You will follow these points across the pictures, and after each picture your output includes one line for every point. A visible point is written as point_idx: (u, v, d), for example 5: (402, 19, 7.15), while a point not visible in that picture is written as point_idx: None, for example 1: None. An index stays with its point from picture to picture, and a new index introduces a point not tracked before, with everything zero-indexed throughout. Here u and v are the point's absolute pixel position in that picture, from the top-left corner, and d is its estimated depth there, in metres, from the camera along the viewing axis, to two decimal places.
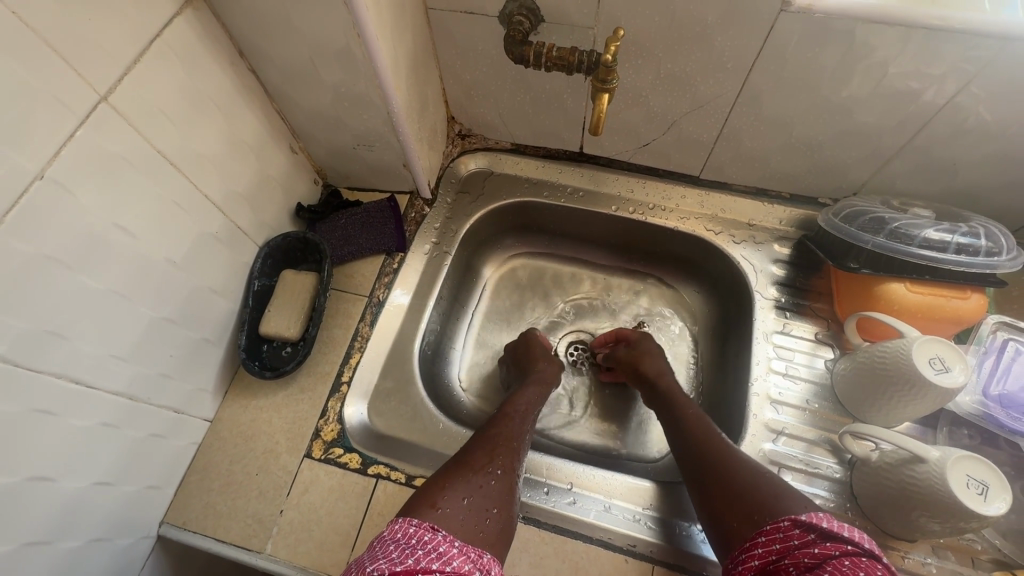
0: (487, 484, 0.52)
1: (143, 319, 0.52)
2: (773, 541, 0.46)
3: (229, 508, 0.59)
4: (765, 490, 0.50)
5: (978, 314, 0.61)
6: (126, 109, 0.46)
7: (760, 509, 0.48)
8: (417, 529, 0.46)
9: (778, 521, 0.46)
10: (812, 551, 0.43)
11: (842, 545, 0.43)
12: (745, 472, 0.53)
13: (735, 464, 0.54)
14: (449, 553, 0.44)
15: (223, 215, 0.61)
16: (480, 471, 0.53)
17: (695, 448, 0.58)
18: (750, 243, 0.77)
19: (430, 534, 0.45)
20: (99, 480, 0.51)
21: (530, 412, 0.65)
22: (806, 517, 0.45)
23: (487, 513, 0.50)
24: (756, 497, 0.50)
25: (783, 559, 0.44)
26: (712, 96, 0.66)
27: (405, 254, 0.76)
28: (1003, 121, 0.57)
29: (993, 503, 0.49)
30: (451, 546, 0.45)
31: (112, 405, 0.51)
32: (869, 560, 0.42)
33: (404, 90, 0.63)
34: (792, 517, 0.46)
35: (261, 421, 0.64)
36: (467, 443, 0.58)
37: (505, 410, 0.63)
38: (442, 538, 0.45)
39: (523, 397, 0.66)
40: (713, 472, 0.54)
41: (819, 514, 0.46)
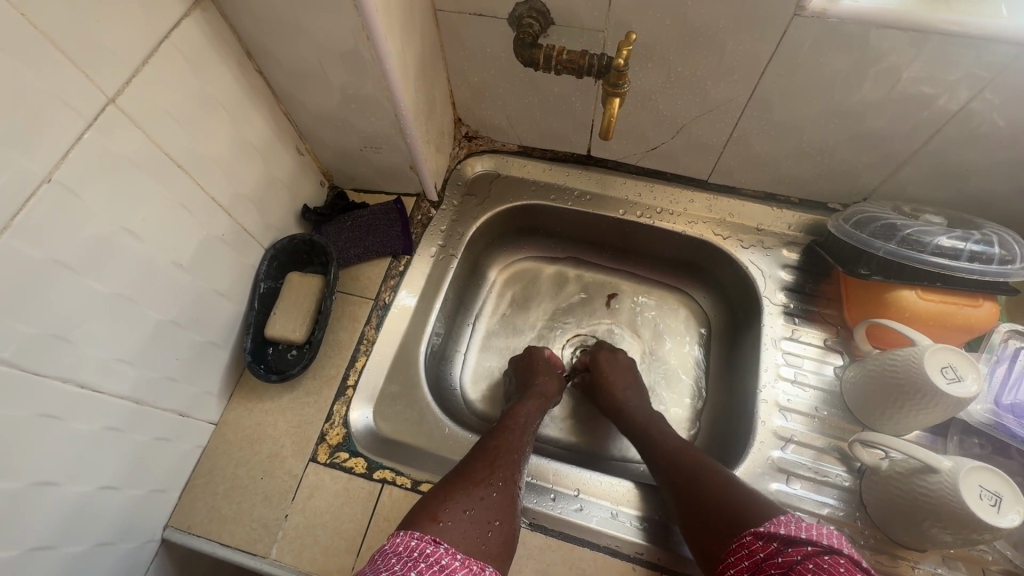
0: (488, 496, 0.52)
1: (149, 323, 0.52)
2: (741, 558, 0.46)
3: (234, 511, 0.59)
4: (732, 499, 0.51)
5: (990, 322, 0.60)
6: (134, 112, 0.46)
7: (723, 521, 0.49)
8: (418, 542, 0.45)
9: (741, 537, 0.47)
10: (777, 560, 0.43)
11: (803, 548, 0.43)
12: (718, 481, 0.53)
13: (709, 476, 0.54)
14: (451, 566, 0.44)
15: (230, 217, 0.60)
16: (480, 482, 0.53)
17: (698, 458, 0.57)
18: (759, 248, 0.77)
19: (432, 547, 0.45)
20: (103, 485, 0.50)
21: (530, 424, 0.64)
22: (766, 527, 0.46)
23: (489, 526, 0.50)
24: (721, 509, 0.50)
25: (755, 574, 0.44)
26: (722, 100, 0.65)
27: (411, 257, 0.75)
28: (1018, 127, 0.57)
29: (1006, 515, 0.48)
30: (453, 559, 0.45)
31: (118, 409, 0.50)
32: (830, 556, 0.42)
33: (411, 92, 0.63)
34: (754, 531, 0.46)
35: (267, 424, 0.64)
36: (467, 456, 0.58)
37: (505, 422, 0.63)
38: (445, 551, 0.45)
39: (523, 409, 0.66)
40: (688, 485, 0.55)
41: (779, 520, 0.47)
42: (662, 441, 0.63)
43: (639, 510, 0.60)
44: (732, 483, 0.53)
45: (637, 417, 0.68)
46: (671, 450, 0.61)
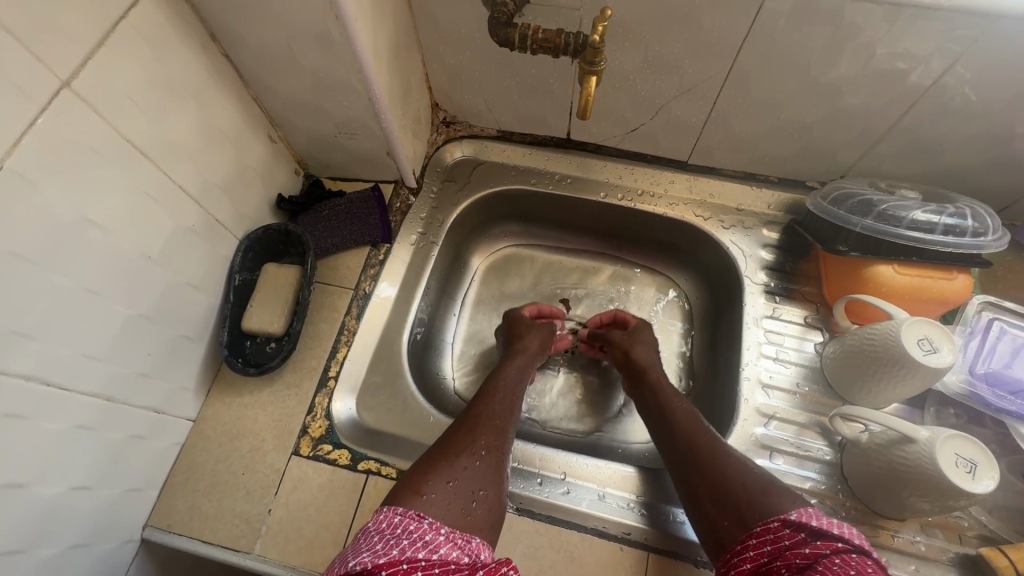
0: (472, 466, 0.52)
1: (119, 317, 0.50)
2: (763, 543, 0.45)
3: (216, 508, 0.58)
4: (752, 484, 0.50)
5: (964, 294, 0.61)
6: (91, 96, 0.44)
7: (747, 507, 0.48)
8: (402, 518, 0.45)
9: (767, 522, 0.46)
10: (803, 551, 0.42)
11: (832, 543, 0.42)
12: (733, 464, 0.53)
13: (726, 459, 0.54)
14: (435, 541, 0.43)
15: (200, 207, 0.58)
16: (463, 453, 0.52)
17: (688, 437, 0.58)
18: (740, 228, 0.77)
19: (415, 522, 0.44)
20: (77, 485, 0.49)
21: (513, 388, 0.64)
22: (795, 516, 0.45)
23: (473, 496, 0.50)
24: (745, 490, 0.50)
25: (774, 560, 0.43)
26: (700, 79, 0.65)
27: (391, 245, 0.74)
28: (989, 100, 0.57)
29: (981, 481, 0.50)
30: (437, 534, 0.44)
31: (88, 407, 0.49)
32: (858, 556, 0.40)
33: (385, 74, 0.61)
34: (782, 517, 0.46)
35: (247, 419, 0.62)
36: (449, 427, 0.57)
37: (488, 389, 0.63)
38: (429, 526, 0.44)
39: (507, 375, 0.66)
40: (699, 465, 0.55)
41: (808, 511, 0.46)
42: (669, 415, 0.62)
43: (637, 493, 0.61)
44: (751, 467, 0.52)
45: (644, 391, 0.67)
46: (682, 427, 0.59)
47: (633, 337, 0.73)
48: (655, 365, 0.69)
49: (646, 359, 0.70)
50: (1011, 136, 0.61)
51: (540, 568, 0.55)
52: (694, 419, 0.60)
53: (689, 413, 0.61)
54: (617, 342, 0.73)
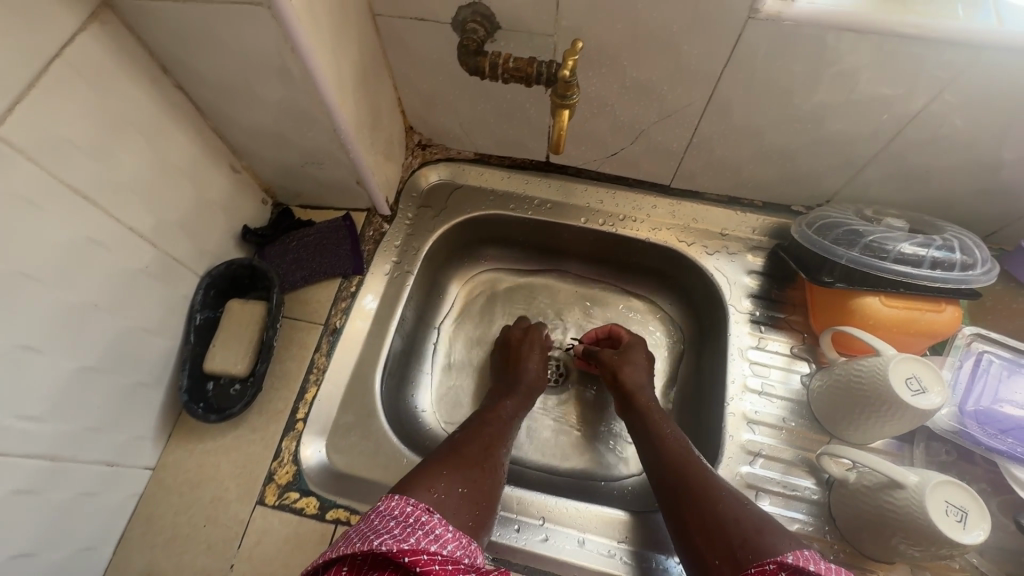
0: (479, 477, 0.52)
1: (63, 371, 0.47)
2: (764, 569, 0.42)
3: (174, 564, 0.55)
4: (746, 522, 0.48)
5: (952, 327, 0.60)
6: (22, 141, 0.41)
7: (741, 545, 0.46)
8: (414, 509, 0.43)
9: (763, 563, 0.43)
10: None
11: None
12: (728, 501, 0.51)
13: (719, 494, 0.52)
14: (445, 537, 0.41)
15: (155, 246, 0.55)
16: (472, 463, 0.53)
17: (682, 469, 0.56)
18: (724, 254, 0.75)
19: (427, 516, 0.43)
20: (18, 552, 0.46)
21: (512, 416, 0.65)
22: (793, 558, 0.42)
23: (477, 506, 0.49)
24: (739, 528, 0.47)
25: None
26: (680, 105, 0.62)
27: (363, 276, 0.71)
28: (976, 129, 0.56)
29: (971, 531, 0.48)
30: (447, 529, 0.42)
31: (29, 469, 0.45)
32: None
33: (350, 103, 0.58)
34: (777, 559, 0.42)
35: (209, 466, 0.59)
36: (452, 440, 0.57)
37: (489, 414, 0.64)
38: (438, 521, 0.43)
39: (509, 404, 0.66)
40: (693, 499, 0.53)
41: (806, 555, 0.43)
42: (661, 445, 0.60)
43: (621, 538, 0.58)
44: (746, 504, 0.50)
45: (635, 420, 0.65)
46: (675, 460, 0.57)
47: (623, 357, 0.71)
48: (645, 389, 0.68)
49: (636, 380, 0.69)
50: (1000, 164, 0.59)
51: None
52: (686, 449, 0.58)
53: (681, 443, 0.60)
54: (608, 362, 0.71)
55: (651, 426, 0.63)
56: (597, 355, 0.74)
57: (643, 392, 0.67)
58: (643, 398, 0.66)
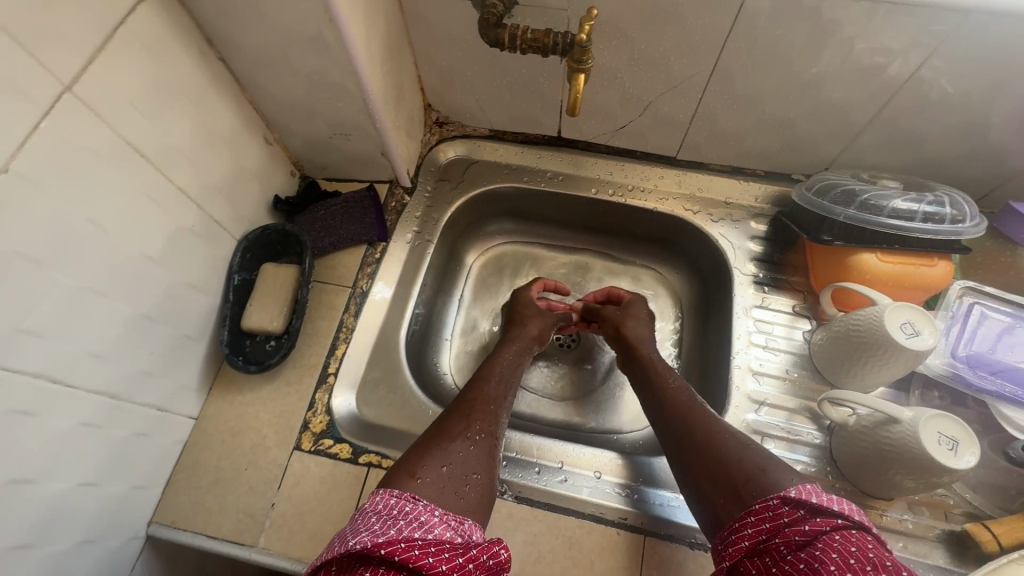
0: (467, 453, 0.52)
1: (121, 316, 0.51)
2: (762, 521, 0.44)
3: (219, 504, 0.59)
4: (749, 462, 0.50)
5: (945, 280, 0.63)
6: (91, 100, 0.45)
7: (745, 483, 0.48)
8: (398, 500, 0.45)
9: (766, 500, 0.45)
10: (802, 528, 0.42)
11: (833, 520, 0.42)
12: (731, 443, 0.53)
13: (724, 437, 0.54)
14: (430, 522, 0.43)
15: (199, 208, 0.59)
16: (458, 441, 0.53)
17: (685, 417, 0.58)
18: (728, 221, 0.79)
19: (411, 504, 0.44)
20: (83, 481, 0.50)
21: (505, 380, 0.64)
22: (796, 493, 0.45)
23: (468, 481, 0.50)
24: (742, 468, 0.49)
25: (776, 537, 0.43)
26: (686, 76, 0.66)
27: (387, 244, 0.75)
28: (964, 92, 0.60)
29: (963, 457, 0.51)
30: (432, 515, 0.44)
31: (93, 405, 0.49)
32: (859, 534, 0.41)
33: (378, 75, 0.62)
34: (780, 495, 0.45)
35: (248, 416, 0.63)
36: (441, 416, 0.57)
37: (483, 377, 0.64)
38: (424, 508, 0.45)
39: (500, 368, 0.66)
40: (697, 445, 0.54)
41: (807, 488, 0.46)
42: (665, 396, 0.62)
43: (629, 478, 0.62)
44: (748, 444, 0.52)
45: (639, 371, 0.68)
46: (678, 411, 0.59)
47: (625, 312, 0.75)
48: (646, 342, 0.71)
49: (639, 334, 0.72)
50: (987, 126, 0.63)
51: (539, 554, 0.56)
52: (691, 399, 0.60)
53: (685, 392, 0.61)
54: (608, 317, 0.75)
55: (656, 378, 0.65)
56: (599, 311, 0.77)
57: (646, 345, 0.70)
58: (645, 350, 0.69)
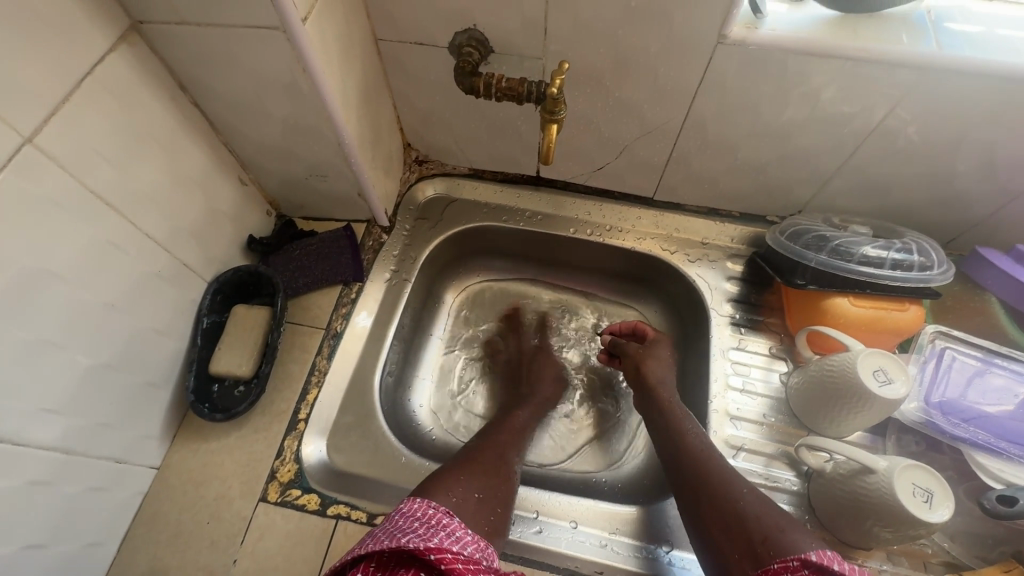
0: (497, 484, 0.54)
1: (79, 367, 0.50)
2: None
3: (178, 560, 0.56)
4: (766, 519, 0.50)
5: (916, 325, 0.64)
6: (54, 149, 0.44)
7: (761, 543, 0.47)
8: (435, 511, 0.46)
9: (786, 560, 0.45)
10: None
11: None
12: (748, 496, 0.52)
13: (741, 491, 0.53)
14: (464, 539, 0.43)
15: (168, 252, 0.58)
16: (490, 471, 0.55)
17: (694, 467, 0.57)
18: (705, 262, 0.79)
19: (447, 518, 0.45)
20: (30, 543, 0.47)
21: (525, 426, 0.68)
22: (816, 558, 0.43)
23: (493, 511, 0.51)
24: (759, 524, 0.49)
25: None
26: (660, 122, 0.68)
27: (363, 284, 0.74)
28: (928, 141, 0.61)
29: (937, 511, 0.51)
30: (466, 533, 0.45)
31: (44, 461, 0.47)
32: None
33: (354, 119, 0.63)
34: (801, 557, 0.44)
35: (213, 464, 0.61)
36: (469, 447, 0.59)
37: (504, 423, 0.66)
38: (459, 524, 0.45)
39: (522, 415, 0.69)
40: (711, 497, 0.54)
41: (828, 554, 0.44)
42: (682, 441, 0.60)
43: (608, 528, 0.61)
44: (766, 500, 0.52)
45: (654, 413, 0.66)
46: (692, 454, 0.59)
47: (648, 351, 0.73)
48: (666, 382, 0.69)
49: (658, 377, 0.69)
50: (952, 174, 0.64)
51: None
52: (705, 446, 0.59)
53: (700, 438, 0.61)
54: (631, 355, 0.73)
55: (666, 417, 0.64)
56: (622, 347, 0.76)
57: (664, 387, 0.68)
58: (663, 394, 0.67)
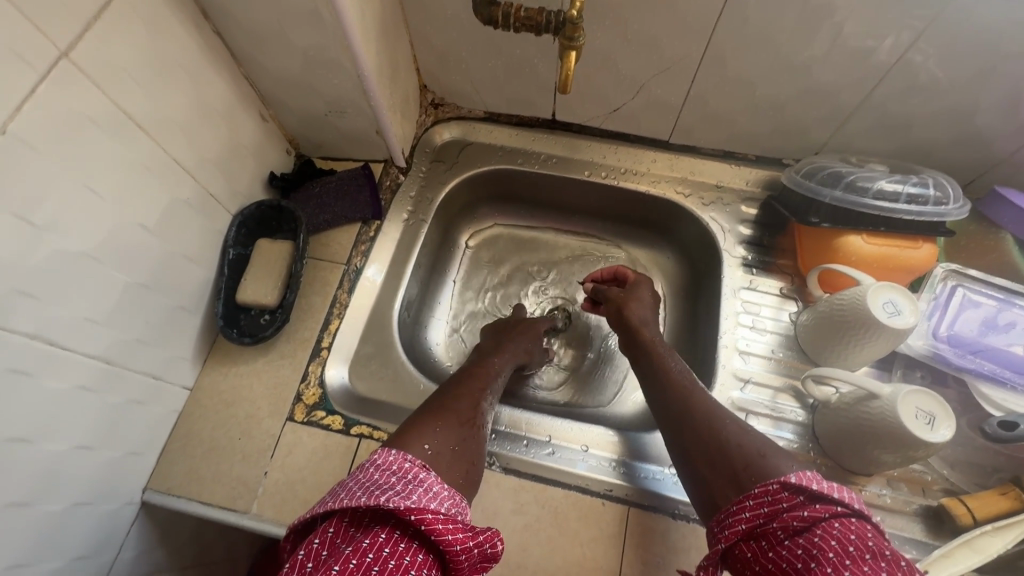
0: (470, 436, 0.51)
1: (117, 283, 0.52)
2: (761, 505, 0.41)
3: (213, 472, 0.60)
4: (748, 446, 0.46)
5: (929, 263, 0.65)
6: (87, 66, 0.45)
7: (742, 468, 0.44)
8: (411, 465, 0.43)
9: (766, 483, 0.42)
10: (801, 514, 0.39)
11: (832, 507, 0.39)
12: (731, 426, 0.49)
13: (724, 422, 0.50)
14: (441, 495, 0.41)
15: (194, 180, 0.60)
16: (464, 421, 0.52)
17: (677, 399, 0.54)
18: (718, 205, 0.80)
19: (423, 473, 0.43)
20: (81, 444, 0.51)
21: (501, 372, 0.65)
22: (795, 478, 0.41)
23: (466, 463, 0.48)
24: (741, 451, 0.46)
25: (772, 522, 0.39)
26: (678, 58, 0.67)
27: (381, 222, 0.76)
28: (951, 76, 0.61)
29: (939, 431, 0.53)
30: (442, 487, 0.42)
31: (88, 369, 0.51)
32: (858, 521, 0.38)
33: (373, 51, 0.63)
34: (781, 479, 0.41)
35: (242, 386, 0.64)
36: (442, 394, 0.55)
37: (470, 369, 0.62)
38: (435, 479, 0.43)
39: (499, 360, 0.66)
40: (693, 424, 0.51)
41: (808, 474, 0.41)
42: (665, 375, 0.58)
43: (617, 452, 0.64)
44: (747, 428, 0.48)
45: (640, 353, 0.64)
46: (677, 387, 0.56)
47: (629, 294, 0.72)
48: (648, 324, 0.68)
49: (640, 316, 0.69)
50: (975, 111, 0.64)
51: (526, 523, 0.58)
52: (692, 381, 0.57)
53: (685, 374, 0.58)
54: (613, 300, 0.72)
55: (654, 353, 0.62)
56: (605, 292, 0.75)
57: (647, 327, 0.67)
58: (646, 333, 0.66)
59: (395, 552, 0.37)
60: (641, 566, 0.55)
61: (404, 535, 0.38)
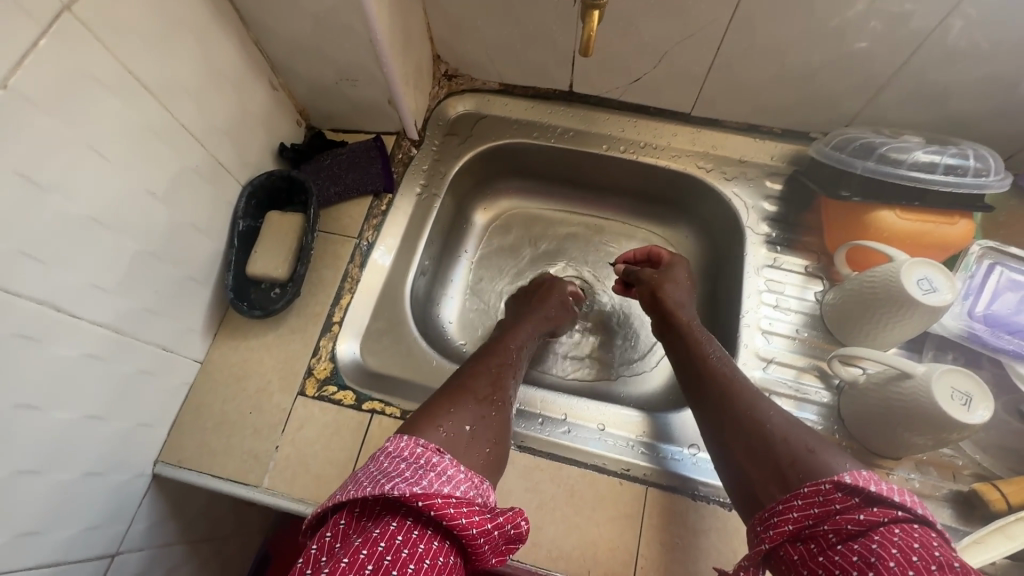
0: (489, 414, 0.50)
1: (126, 251, 0.51)
2: (810, 505, 0.39)
3: (224, 445, 0.59)
4: (794, 441, 0.45)
5: (965, 239, 0.62)
6: (92, 22, 0.44)
7: (789, 466, 0.43)
8: (423, 450, 0.42)
9: (817, 483, 0.40)
10: (856, 517, 0.37)
11: (891, 512, 0.37)
12: (775, 418, 0.47)
13: (767, 413, 0.48)
14: (457, 477, 0.40)
15: (203, 149, 0.58)
16: (482, 399, 0.51)
17: (717, 388, 0.53)
18: (742, 179, 0.77)
19: (437, 456, 0.42)
20: (91, 414, 0.50)
21: (520, 346, 0.64)
22: (851, 478, 0.39)
23: (487, 444, 0.48)
24: (787, 448, 0.44)
25: (824, 525, 0.38)
26: (704, 24, 0.64)
27: (393, 196, 0.74)
28: (995, 40, 0.57)
29: (977, 412, 0.50)
30: (458, 470, 0.41)
31: (96, 337, 0.50)
32: (920, 528, 0.36)
33: (385, 16, 0.60)
34: (834, 478, 0.39)
35: (253, 360, 0.63)
36: (460, 372, 0.55)
37: (496, 346, 0.61)
38: (449, 462, 0.42)
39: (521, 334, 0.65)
40: (734, 417, 0.49)
41: (863, 474, 0.39)
42: (703, 363, 0.56)
43: (637, 432, 0.62)
44: (792, 420, 0.47)
45: (675, 338, 0.62)
46: (715, 374, 0.54)
47: (664, 275, 0.70)
48: (685, 307, 0.66)
49: (676, 299, 0.67)
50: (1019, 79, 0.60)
51: (541, 501, 0.56)
52: (730, 366, 0.55)
53: (723, 360, 0.56)
54: (646, 281, 0.70)
55: (687, 338, 0.60)
56: (637, 274, 0.73)
57: (684, 309, 0.65)
58: (683, 316, 0.64)
59: (408, 540, 0.35)
60: (659, 546, 0.54)
61: (417, 522, 0.36)
